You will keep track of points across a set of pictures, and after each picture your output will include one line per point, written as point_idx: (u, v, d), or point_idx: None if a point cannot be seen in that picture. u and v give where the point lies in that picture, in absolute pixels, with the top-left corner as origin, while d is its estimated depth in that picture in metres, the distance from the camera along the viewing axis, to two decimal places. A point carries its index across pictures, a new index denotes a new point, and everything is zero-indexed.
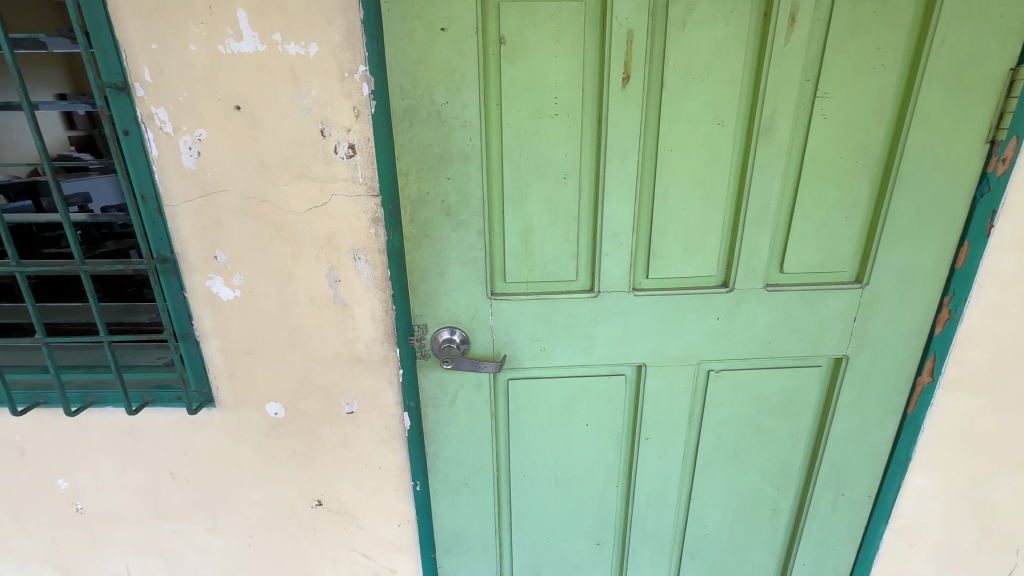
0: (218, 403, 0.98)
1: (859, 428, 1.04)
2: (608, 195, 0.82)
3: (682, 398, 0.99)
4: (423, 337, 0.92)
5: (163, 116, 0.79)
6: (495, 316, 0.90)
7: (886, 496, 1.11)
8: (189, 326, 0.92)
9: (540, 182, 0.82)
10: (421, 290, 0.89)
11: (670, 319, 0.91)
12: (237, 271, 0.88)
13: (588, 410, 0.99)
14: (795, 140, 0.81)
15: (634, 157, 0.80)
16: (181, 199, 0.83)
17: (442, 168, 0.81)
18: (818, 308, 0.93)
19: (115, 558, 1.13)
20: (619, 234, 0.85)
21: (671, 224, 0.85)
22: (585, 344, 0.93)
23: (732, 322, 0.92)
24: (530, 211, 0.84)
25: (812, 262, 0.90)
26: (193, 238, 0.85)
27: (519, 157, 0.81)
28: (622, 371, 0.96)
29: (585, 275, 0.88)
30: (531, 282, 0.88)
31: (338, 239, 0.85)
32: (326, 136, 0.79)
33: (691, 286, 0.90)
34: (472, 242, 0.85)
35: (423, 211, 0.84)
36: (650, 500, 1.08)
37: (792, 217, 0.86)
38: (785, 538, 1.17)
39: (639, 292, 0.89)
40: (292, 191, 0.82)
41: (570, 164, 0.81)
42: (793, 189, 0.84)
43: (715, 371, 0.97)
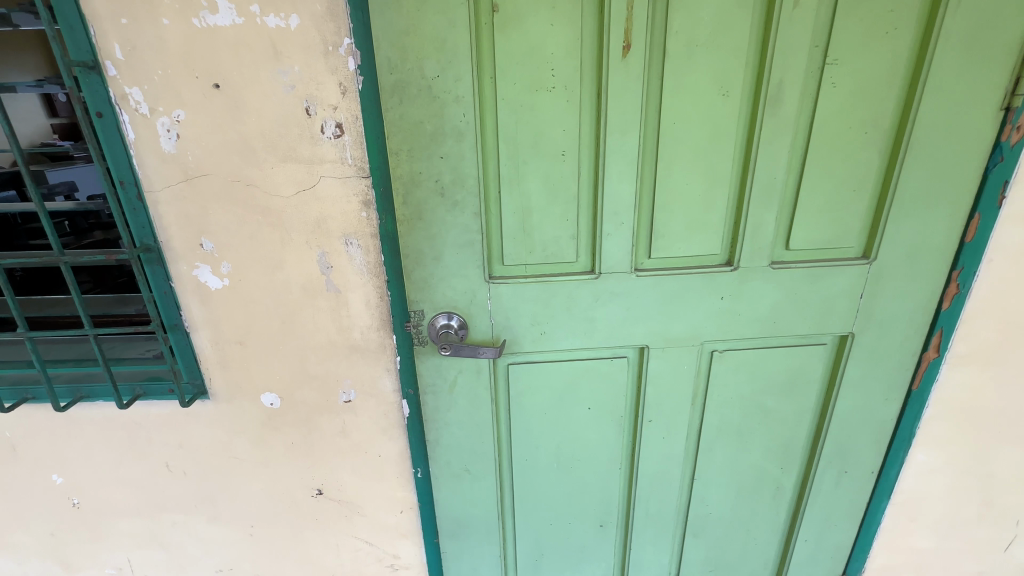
0: (212, 394, 0.95)
1: (863, 405, 1.03)
2: (610, 172, 0.79)
3: (686, 380, 0.97)
4: (420, 324, 0.90)
5: (138, 96, 0.74)
6: (494, 300, 0.88)
7: (889, 472, 1.11)
8: (177, 317, 0.89)
9: (538, 159, 0.78)
10: (417, 275, 0.86)
11: (674, 300, 0.89)
12: (224, 260, 0.85)
13: (591, 393, 0.97)
14: (803, 110, 0.78)
15: (636, 131, 0.77)
16: (162, 184, 0.79)
17: (434, 147, 0.77)
18: (824, 285, 0.90)
19: (116, 551, 1.12)
20: (621, 213, 0.82)
21: (675, 202, 0.82)
22: (586, 327, 0.90)
23: (736, 301, 0.90)
24: (528, 190, 0.80)
25: (819, 238, 0.87)
26: (176, 226, 0.82)
27: (515, 134, 0.77)
28: (625, 354, 0.94)
29: (585, 256, 0.86)
30: (529, 264, 0.86)
31: (328, 224, 0.82)
32: (312, 115, 0.75)
33: (694, 265, 0.87)
34: (468, 224, 0.82)
35: (416, 192, 0.80)
36: (654, 482, 1.08)
37: (799, 192, 0.83)
38: (787, 515, 1.17)
39: (641, 272, 0.86)
40: (279, 174, 0.79)
41: (569, 140, 0.77)
42: (801, 163, 0.81)
43: (719, 352, 0.95)
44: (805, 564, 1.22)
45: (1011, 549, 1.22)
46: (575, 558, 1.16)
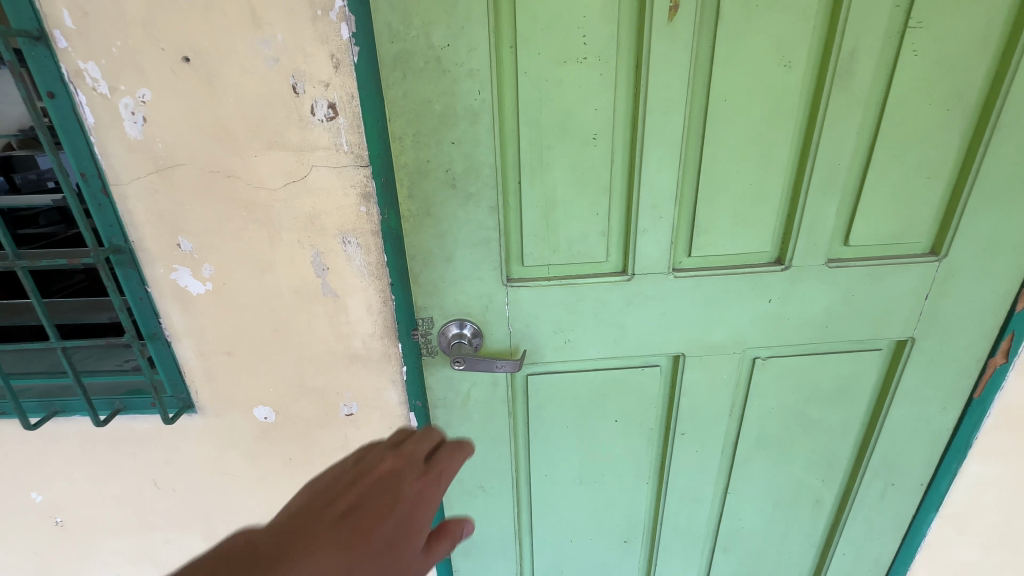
0: (199, 408, 0.86)
1: (917, 414, 0.94)
2: (649, 159, 0.68)
3: (724, 390, 0.88)
4: (428, 332, 0.80)
5: (95, 73, 0.63)
6: (512, 305, 0.77)
7: (940, 484, 1.02)
8: (156, 325, 0.79)
9: (564, 144, 0.67)
10: (425, 279, 0.76)
11: (714, 303, 0.79)
12: (206, 261, 0.74)
13: (618, 405, 0.88)
14: (876, 84, 0.66)
15: (680, 110, 0.65)
16: (130, 176, 0.69)
17: (444, 130, 0.66)
18: (886, 285, 0.80)
19: (106, 569, 1.05)
20: (659, 206, 0.71)
21: (722, 192, 0.71)
22: (616, 334, 0.80)
23: (786, 304, 0.80)
24: (552, 180, 0.69)
25: (883, 232, 0.76)
26: (149, 224, 0.72)
27: (538, 115, 0.66)
28: (657, 363, 0.84)
29: (616, 255, 0.75)
30: (553, 265, 0.75)
31: (322, 220, 0.71)
32: (300, 94, 0.64)
33: (741, 264, 0.77)
34: (484, 219, 0.71)
35: (424, 183, 0.70)
36: (684, 497, 0.99)
37: (866, 179, 0.72)
38: (825, 528, 1.08)
39: (680, 273, 0.76)
40: (264, 164, 0.68)
41: (602, 122, 0.66)
42: (869, 146, 0.70)
43: (763, 359, 0.85)
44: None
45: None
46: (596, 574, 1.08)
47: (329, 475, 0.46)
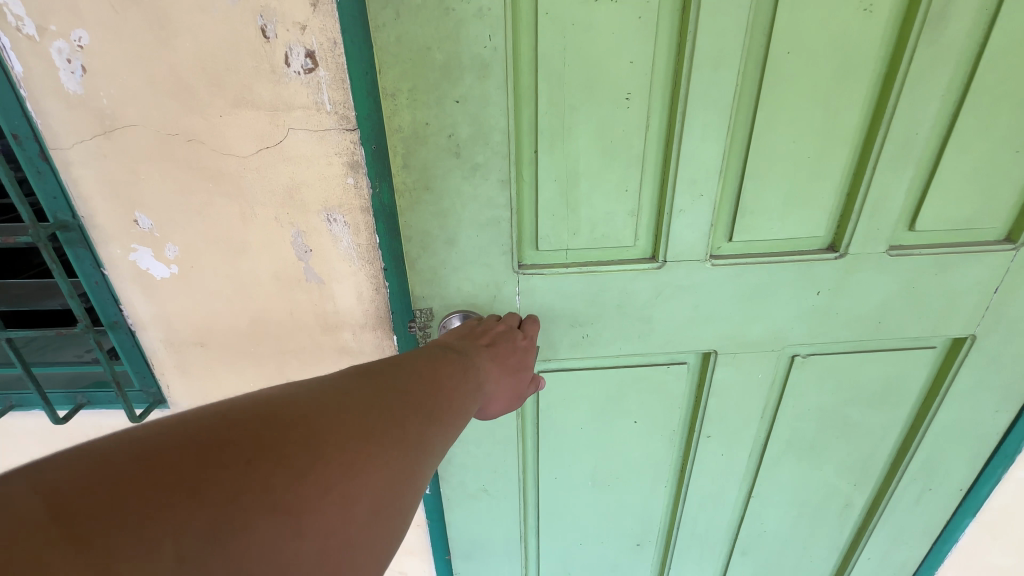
0: (172, 404, 0.77)
1: (966, 418, 0.85)
2: (692, 124, 0.57)
3: (756, 390, 0.79)
4: (427, 324, 0.70)
5: (17, 8, 0.51)
6: (524, 295, 0.68)
7: (980, 490, 0.94)
8: (117, 313, 0.69)
9: (591, 104, 0.56)
10: (423, 264, 0.66)
11: (754, 295, 0.69)
12: (168, 241, 0.64)
13: (638, 405, 0.79)
14: (971, 34, 0.54)
15: (734, 64, 0.54)
16: (72, 139, 0.58)
17: (447, 86, 0.55)
18: (951, 277, 0.70)
19: None
20: (700, 181, 0.60)
21: (775, 166, 0.60)
22: (640, 329, 0.71)
23: (835, 297, 0.70)
24: (575, 149, 0.58)
25: (956, 216, 0.65)
26: (100, 196, 0.61)
27: (562, 68, 0.54)
28: (684, 360, 0.75)
29: (645, 238, 0.65)
30: (571, 249, 0.65)
31: (303, 193, 0.61)
32: (270, 39, 0.53)
33: (788, 251, 0.67)
34: (493, 195, 0.61)
35: (422, 151, 0.59)
36: (705, 500, 0.91)
37: (945, 151, 0.61)
38: (851, 533, 1.01)
39: (718, 261, 0.66)
40: (231, 126, 0.57)
41: (638, 78, 0.55)
42: (954, 111, 0.58)
43: (802, 357, 0.76)
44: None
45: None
46: None
47: (461, 330, 0.61)
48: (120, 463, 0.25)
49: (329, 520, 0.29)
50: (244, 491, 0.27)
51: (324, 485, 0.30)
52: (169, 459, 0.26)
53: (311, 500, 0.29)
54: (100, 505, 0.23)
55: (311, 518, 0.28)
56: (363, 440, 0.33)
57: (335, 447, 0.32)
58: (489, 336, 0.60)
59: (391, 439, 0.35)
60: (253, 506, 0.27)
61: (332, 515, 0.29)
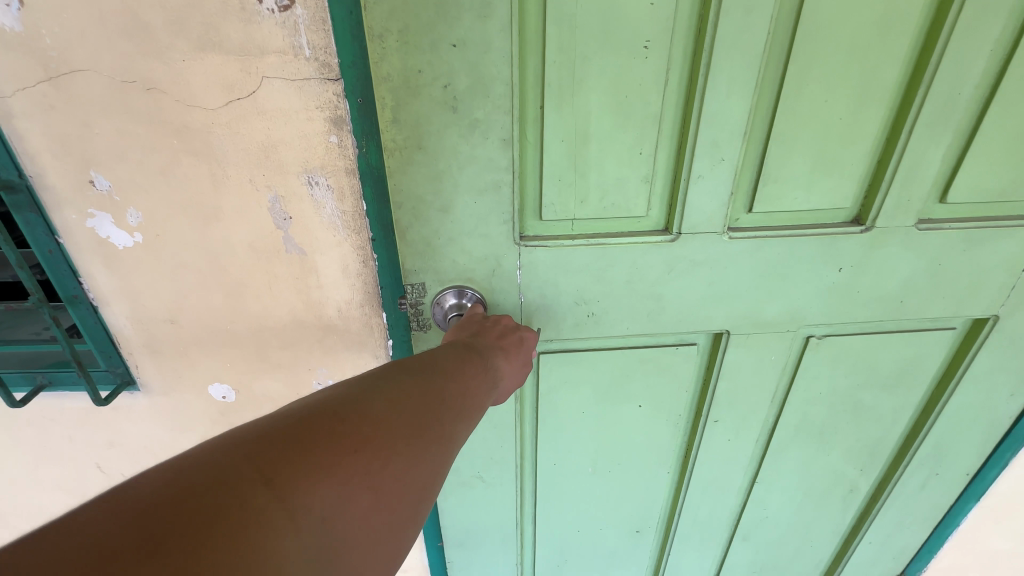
0: (142, 385, 0.71)
1: (980, 402, 0.82)
2: (717, 77, 0.51)
3: (769, 372, 0.75)
4: (419, 301, 0.65)
5: None
6: (525, 270, 0.62)
7: (987, 474, 0.92)
8: (75, 286, 0.63)
9: (605, 52, 0.50)
10: (415, 235, 0.60)
11: (773, 271, 0.65)
12: (130, 206, 0.58)
13: (643, 389, 0.75)
14: None
15: (768, 8, 0.49)
16: (13, 86, 0.50)
17: (442, 27, 0.49)
18: (980, 255, 0.65)
19: None
20: (721, 144, 0.55)
21: (803, 127, 0.55)
22: (650, 308, 0.66)
23: (858, 274, 0.66)
24: (587, 105, 0.53)
25: (993, 189, 0.61)
26: (50, 155, 0.54)
27: (574, 8, 0.48)
28: (694, 340, 0.71)
29: (658, 210, 0.60)
30: (578, 220, 0.60)
31: (280, 152, 0.54)
32: None
33: (810, 224, 0.62)
34: (494, 158, 0.55)
35: (414, 104, 0.52)
36: (709, 486, 0.88)
37: (988, 114, 0.56)
38: (854, 518, 0.99)
39: (736, 234, 0.61)
40: (195, 72, 0.50)
41: (659, 21, 0.49)
42: (1002, 69, 0.54)
43: (818, 339, 0.71)
44: (864, 566, 1.06)
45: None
46: (602, 564, 0.98)
47: (473, 317, 0.59)
48: (269, 441, 0.28)
49: (402, 502, 0.32)
50: (351, 473, 0.29)
51: (400, 471, 0.32)
52: (299, 441, 0.29)
53: (391, 484, 0.31)
54: (265, 478, 0.26)
55: (391, 500, 0.31)
56: (426, 432, 0.36)
57: (406, 438, 0.34)
58: (498, 328, 0.56)
59: (446, 429, 0.38)
60: (355, 489, 0.29)
61: (407, 494, 0.32)
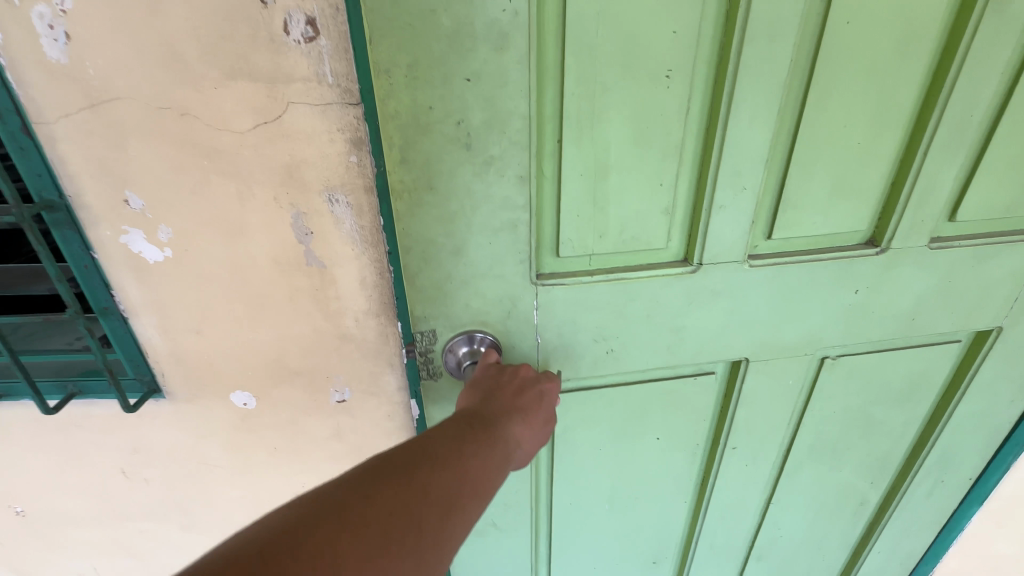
0: (168, 393, 0.74)
1: (985, 409, 0.87)
2: (739, 108, 0.55)
3: (786, 396, 0.80)
4: (432, 348, 0.68)
5: None
6: (541, 308, 0.66)
7: (989, 478, 0.96)
8: (107, 298, 0.66)
9: (626, 82, 0.53)
10: (423, 281, 0.62)
11: (792, 296, 0.69)
12: (162, 223, 0.61)
13: (661, 421, 0.79)
14: None
15: (790, 37, 0.53)
16: (57, 113, 0.54)
17: (456, 63, 0.51)
18: (986, 269, 0.71)
19: (77, 559, 0.95)
20: (742, 173, 0.59)
21: (823, 154, 0.60)
22: (671, 339, 0.70)
23: (873, 294, 0.71)
24: (606, 137, 0.56)
25: (998, 207, 0.67)
26: (89, 176, 0.58)
27: (594, 40, 0.51)
28: (712, 369, 0.76)
29: (678, 241, 0.65)
30: (594, 255, 0.63)
31: (303, 172, 0.58)
32: (268, 5, 0.50)
33: (827, 246, 0.67)
34: (509, 195, 0.58)
35: (424, 142, 0.54)
36: (725, 512, 0.91)
37: (994, 134, 0.62)
38: (863, 529, 1.01)
39: (756, 262, 0.66)
40: (226, 99, 0.54)
41: (679, 52, 0.53)
42: (1007, 94, 0.59)
43: (832, 358, 0.76)
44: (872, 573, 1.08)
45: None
46: None
47: (490, 371, 0.62)
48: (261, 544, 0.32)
49: None
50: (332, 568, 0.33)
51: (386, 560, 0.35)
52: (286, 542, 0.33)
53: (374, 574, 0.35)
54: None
55: None
56: (418, 518, 0.39)
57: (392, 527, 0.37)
58: (513, 385, 0.59)
59: (442, 511, 0.40)
60: None
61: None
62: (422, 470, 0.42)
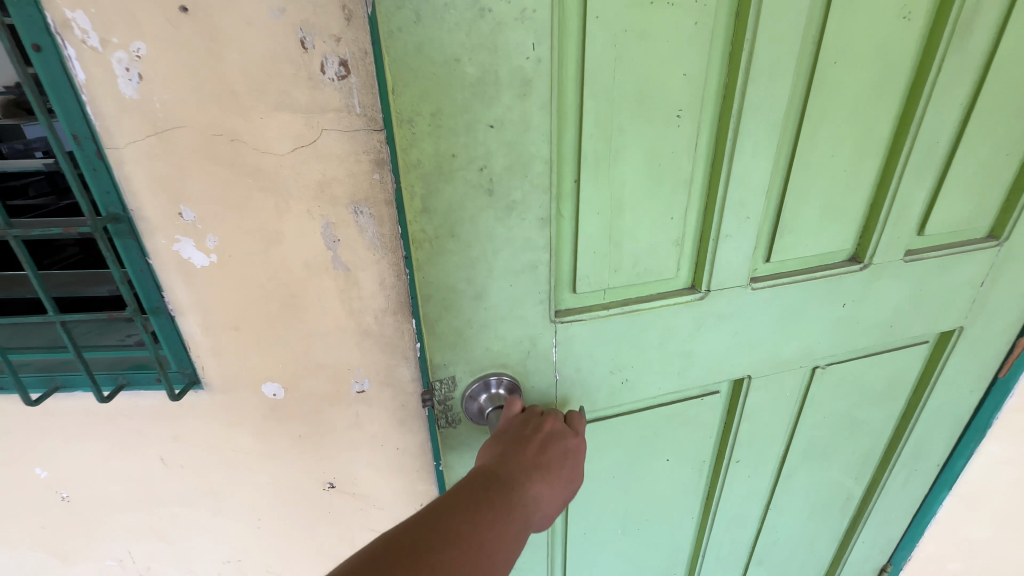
0: (206, 384, 0.83)
1: (950, 401, 0.98)
2: (745, 141, 0.65)
3: (785, 406, 0.90)
4: (451, 395, 0.73)
5: (84, 23, 0.57)
6: (561, 346, 0.73)
7: (955, 463, 1.07)
8: (158, 299, 0.75)
9: (643, 122, 0.61)
10: (445, 327, 0.68)
11: (787, 316, 0.80)
12: (210, 232, 0.70)
13: (671, 442, 0.87)
14: (984, 46, 0.69)
15: (788, 76, 0.62)
16: (126, 139, 0.64)
17: (481, 111, 0.56)
18: (951, 275, 0.85)
19: (115, 544, 1.03)
20: (745, 206, 0.69)
21: (816, 182, 0.71)
22: (681, 363, 0.80)
23: (858, 307, 0.83)
24: (621, 175, 0.63)
25: (954, 221, 0.81)
26: (148, 192, 0.67)
27: (611, 84, 0.58)
28: (716, 389, 0.85)
29: (686, 270, 0.74)
30: (610, 289, 0.71)
31: (333, 188, 0.67)
32: (308, 49, 0.60)
33: (817, 266, 0.79)
34: (530, 236, 0.64)
35: (447, 189, 0.59)
36: (731, 523, 1.00)
37: (953, 158, 0.75)
38: (848, 523, 1.11)
39: (758, 285, 0.76)
40: (270, 126, 0.63)
41: (687, 96, 0.62)
42: (961, 127, 0.73)
43: (822, 368, 0.87)
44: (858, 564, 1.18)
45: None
46: None
47: (517, 422, 0.67)
48: None
49: None
50: None
51: None
52: None
53: None
54: None
55: None
56: None
57: None
58: (539, 442, 0.63)
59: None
60: None
61: None
62: (450, 537, 0.47)
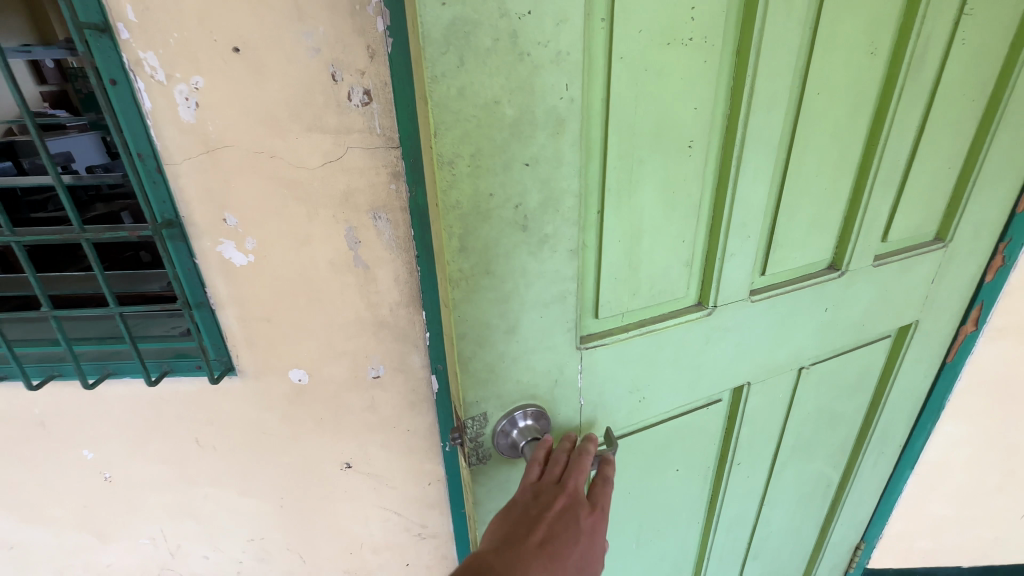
0: (240, 371, 0.94)
1: (908, 386, 1.10)
2: (746, 167, 0.72)
3: (779, 407, 0.99)
4: (481, 432, 0.72)
5: (154, 61, 0.69)
6: (586, 373, 0.75)
7: (915, 443, 1.19)
8: (202, 294, 0.86)
9: (661, 152, 0.66)
10: (478, 364, 0.67)
11: (780, 322, 0.89)
12: (249, 235, 0.82)
13: (681, 455, 0.92)
14: (932, 75, 0.80)
15: (781, 105, 0.71)
16: (183, 156, 0.75)
17: (519, 150, 0.58)
18: (909, 275, 0.96)
19: (149, 522, 1.13)
20: (747, 224, 0.77)
21: (802, 198, 0.80)
22: (691, 376, 0.85)
23: (837, 313, 0.93)
24: (641, 203, 0.68)
25: (910, 228, 0.93)
26: (198, 201, 0.79)
27: (634, 121, 0.63)
28: (720, 398, 0.92)
29: (694, 288, 0.80)
30: (628, 312, 0.75)
31: (356, 198, 0.79)
32: (337, 81, 0.71)
33: (801, 276, 0.88)
34: (560, 267, 0.66)
35: (484, 228, 0.60)
36: (732, 522, 1.08)
37: (909, 173, 0.87)
38: (828, 507, 1.20)
39: (756, 296, 0.84)
40: (303, 145, 0.75)
41: (697, 130, 0.68)
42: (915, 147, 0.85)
43: (808, 368, 0.97)
44: (838, 544, 1.28)
45: (1000, 510, 1.37)
46: None
47: (529, 494, 0.63)
48: None
49: None
50: None
51: None
52: None
53: None
54: None
55: None
56: None
57: None
58: (548, 525, 0.59)
59: None
60: None
61: None
62: None
